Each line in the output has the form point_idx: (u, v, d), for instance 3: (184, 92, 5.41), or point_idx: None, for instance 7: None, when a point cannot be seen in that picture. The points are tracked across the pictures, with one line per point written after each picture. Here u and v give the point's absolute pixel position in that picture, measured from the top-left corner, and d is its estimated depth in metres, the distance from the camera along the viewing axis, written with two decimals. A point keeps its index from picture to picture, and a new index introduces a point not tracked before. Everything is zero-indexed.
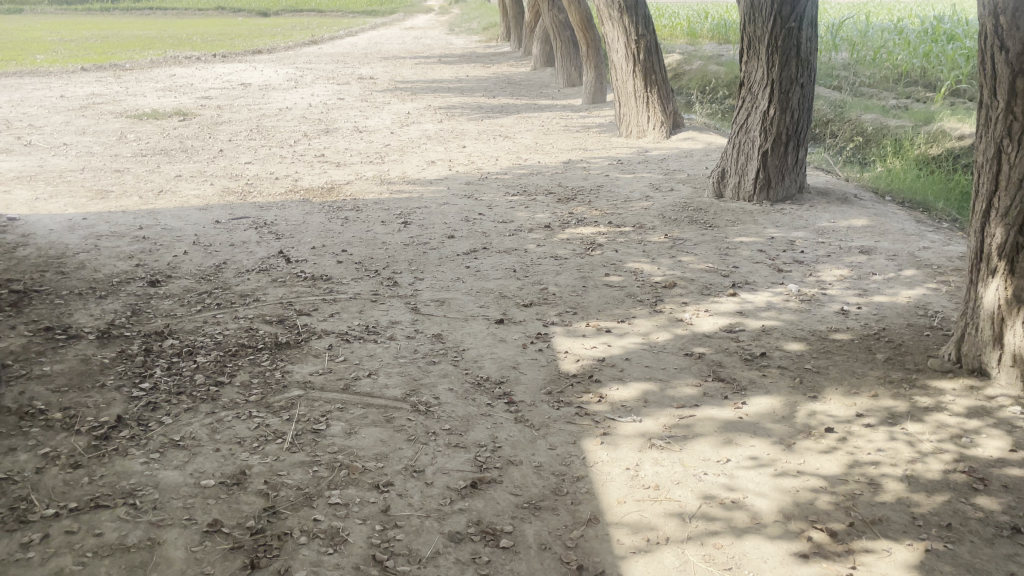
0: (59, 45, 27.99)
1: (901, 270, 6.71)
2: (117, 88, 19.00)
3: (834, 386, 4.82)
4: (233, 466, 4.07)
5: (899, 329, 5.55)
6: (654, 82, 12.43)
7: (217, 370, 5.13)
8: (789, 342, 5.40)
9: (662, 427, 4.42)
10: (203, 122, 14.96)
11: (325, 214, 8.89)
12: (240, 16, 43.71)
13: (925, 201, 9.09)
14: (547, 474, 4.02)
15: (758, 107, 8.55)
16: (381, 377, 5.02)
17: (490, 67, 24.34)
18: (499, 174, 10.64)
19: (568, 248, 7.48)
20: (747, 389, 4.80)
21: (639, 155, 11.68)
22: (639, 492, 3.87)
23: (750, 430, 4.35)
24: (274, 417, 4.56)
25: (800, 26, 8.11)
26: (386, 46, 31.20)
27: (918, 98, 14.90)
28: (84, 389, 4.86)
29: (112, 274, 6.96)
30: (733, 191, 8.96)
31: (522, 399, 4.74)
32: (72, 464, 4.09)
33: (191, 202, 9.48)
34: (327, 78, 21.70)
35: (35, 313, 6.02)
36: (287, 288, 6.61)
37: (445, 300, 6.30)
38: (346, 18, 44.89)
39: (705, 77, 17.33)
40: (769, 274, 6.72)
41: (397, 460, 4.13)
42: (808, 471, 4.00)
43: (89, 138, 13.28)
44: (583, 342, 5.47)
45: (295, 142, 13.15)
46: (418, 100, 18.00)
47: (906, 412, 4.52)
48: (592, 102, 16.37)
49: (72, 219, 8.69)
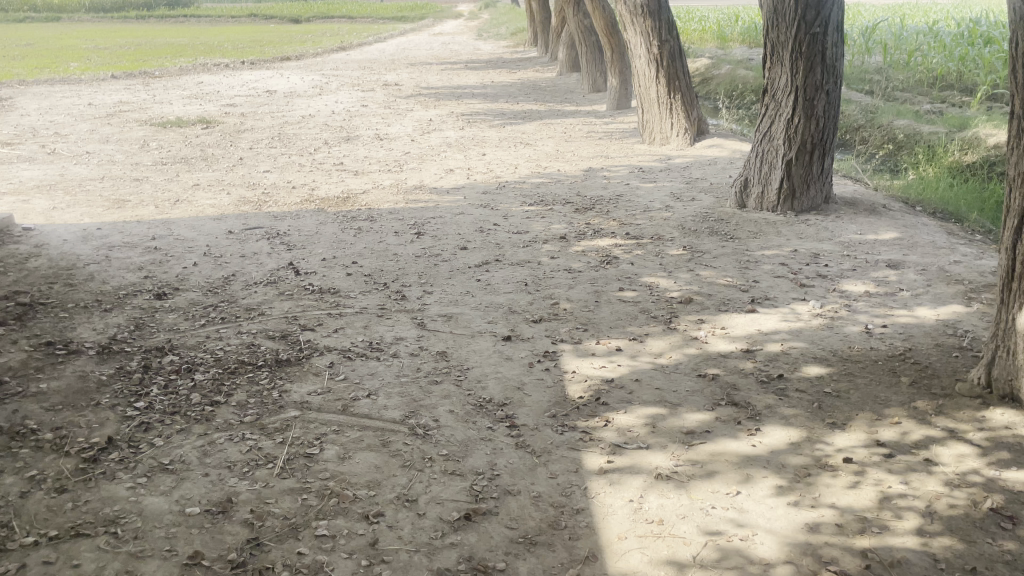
0: (93, 52, 28.34)
1: (931, 286, 6.43)
2: (144, 95, 19.14)
3: (854, 412, 4.57)
4: (220, 493, 3.93)
5: (926, 350, 5.28)
6: (678, 88, 12.18)
7: (214, 389, 4.99)
8: (808, 364, 5.15)
9: (670, 456, 4.20)
10: (225, 130, 14.98)
11: (339, 224, 8.78)
12: (271, 22, 44.07)
13: (957, 212, 8.76)
14: (546, 505, 3.82)
15: (782, 115, 8.29)
16: (381, 398, 4.86)
17: (516, 72, 24.17)
18: (518, 183, 10.46)
19: (583, 261, 7.27)
20: (761, 415, 4.57)
21: (662, 163, 11.43)
22: (641, 527, 3.67)
23: (763, 462, 4.12)
24: (267, 440, 4.41)
25: (824, 31, 7.85)
26: (414, 52, 31.21)
27: (953, 103, 14.50)
28: (78, 408, 4.75)
29: (119, 286, 6.89)
30: (756, 201, 8.68)
31: (524, 422, 4.55)
32: (57, 488, 3.97)
33: (207, 212, 9.43)
34: (352, 84, 21.66)
35: (38, 327, 5.94)
36: (293, 302, 6.48)
37: (452, 315, 6.12)
38: (376, 24, 45.04)
39: (733, 82, 17.02)
40: (791, 289, 6.47)
41: (390, 488, 3.96)
42: (824, 506, 3.77)
43: (112, 146, 13.34)
44: (592, 362, 5.27)
45: (315, 151, 13.08)
46: (441, 106, 17.88)
47: (931, 442, 4.27)
48: (616, 108, 16.13)
49: (87, 228, 8.66)
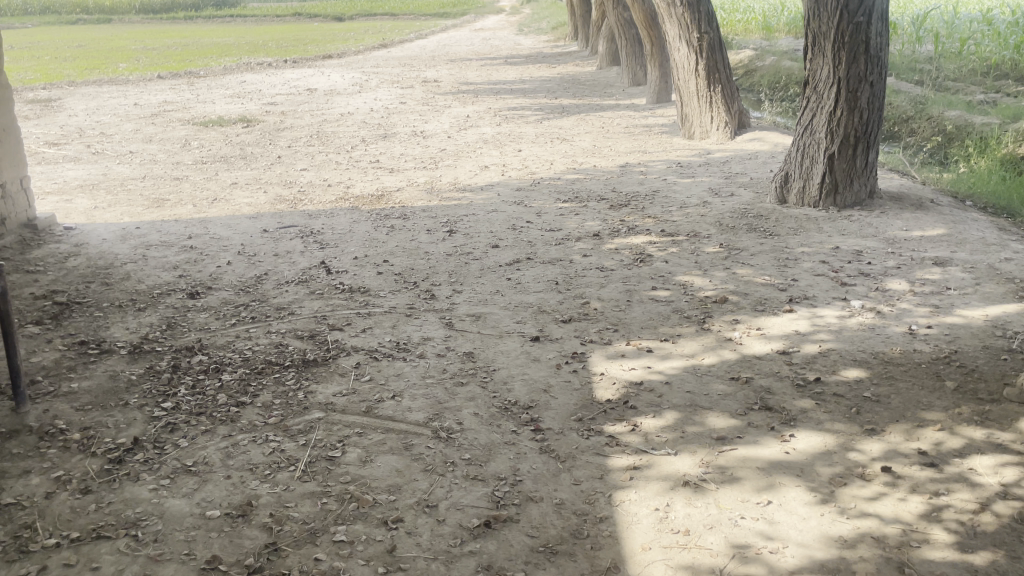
0: (141, 53, 28.89)
1: (980, 285, 6.17)
2: (188, 95, 19.40)
3: (894, 417, 4.38)
4: (240, 495, 3.90)
5: (973, 353, 5.06)
6: (718, 80, 11.92)
7: (240, 389, 4.98)
8: (847, 368, 4.95)
9: (698, 463, 4.07)
10: (266, 128, 15.10)
11: (372, 222, 8.77)
12: (315, 20, 44.52)
13: (1010, 207, 8.45)
14: (568, 513, 3.72)
15: (824, 107, 8.04)
16: (405, 400, 4.80)
17: (556, 67, 23.97)
18: (553, 179, 10.35)
19: (615, 259, 7.14)
20: (795, 421, 4.40)
21: (701, 157, 11.21)
22: (666, 537, 3.54)
23: (796, 469, 3.96)
24: (290, 442, 4.38)
25: (868, 20, 7.56)
26: (455, 49, 31.17)
27: (1008, 93, 14.03)
28: (107, 407, 4.78)
29: (154, 285, 6.94)
30: (797, 197, 8.44)
31: (549, 426, 4.46)
32: (81, 490, 3.98)
33: (243, 211, 9.50)
34: (391, 81, 21.71)
35: (73, 326, 6.02)
36: (323, 301, 6.47)
37: (481, 314, 6.05)
38: (419, 20, 45.18)
39: (777, 74, 16.66)
40: (831, 288, 6.26)
41: (411, 493, 3.89)
42: (860, 517, 3.60)
43: (154, 146, 13.52)
44: (621, 364, 5.14)
45: (352, 148, 13.10)
46: (479, 102, 17.82)
47: (976, 451, 4.07)
48: (656, 102, 15.92)
49: (126, 228, 8.77)
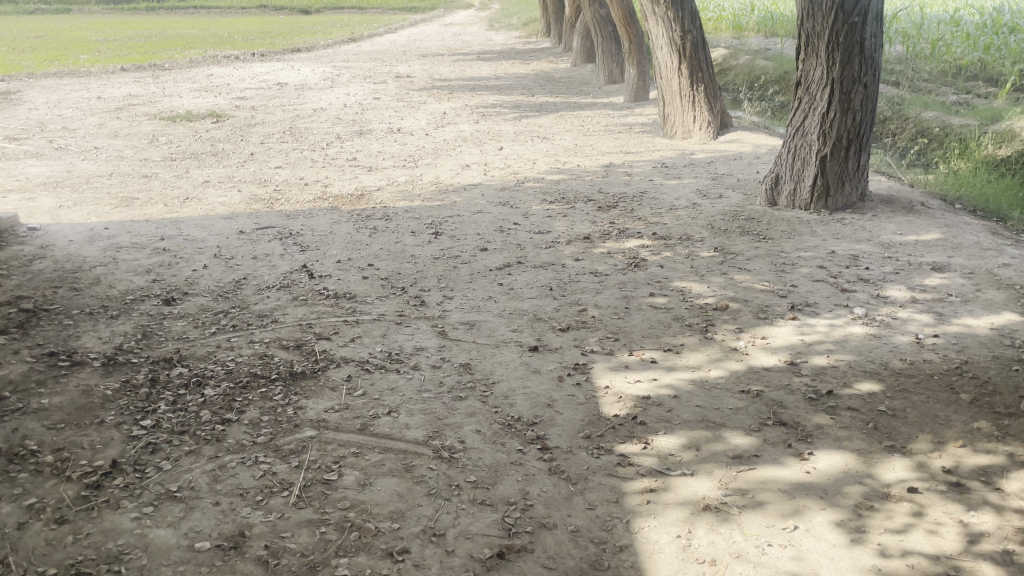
0: (102, 44, 28.07)
1: (981, 291, 6.08)
2: (154, 88, 18.82)
3: (913, 434, 4.23)
4: (231, 525, 3.63)
5: (984, 364, 4.93)
6: (701, 80, 11.76)
7: (225, 405, 4.69)
8: (859, 379, 4.80)
9: (717, 485, 3.88)
10: (236, 124, 14.66)
11: (354, 223, 8.47)
12: (282, 13, 43.75)
13: (999, 210, 8.42)
14: (585, 542, 3.51)
15: (816, 109, 7.92)
16: (402, 416, 4.55)
17: (530, 63, 23.73)
18: (536, 180, 10.12)
19: (608, 263, 6.95)
20: (812, 437, 4.23)
21: (685, 158, 11.06)
22: (692, 569, 3.35)
23: (819, 491, 3.79)
24: (282, 463, 4.11)
25: (864, 21, 7.44)
26: (425, 43, 30.81)
27: (980, 94, 14.13)
28: (82, 426, 4.45)
29: (126, 290, 6.59)
30: (788, 199, 8.33)
31: (557, 444, 4.24)
32: (56, 519, 3.67)
33: (217, 210, 9.14)
34: (363, 76, 21.31)
35: (41, 336, 5.66)
36: (307, 308, 6.18)
37: (475, 322, 5.81)
38: (387, 14, 44.60)
39: (753, 72, 16.60)
40: (831, 294, 6.13)
41: (416, 520, 3.65)
42: (891, 545, 3.44)
43: (121, 141, 13.04)
44: (626, 377, 4.94)
45: (328, 146, 12.74)
46: (454, 99, 17.51)
47: (1002, 470, 3.94)
48: (634, 101, 15.74)
49: (94, 228, 8.37)
